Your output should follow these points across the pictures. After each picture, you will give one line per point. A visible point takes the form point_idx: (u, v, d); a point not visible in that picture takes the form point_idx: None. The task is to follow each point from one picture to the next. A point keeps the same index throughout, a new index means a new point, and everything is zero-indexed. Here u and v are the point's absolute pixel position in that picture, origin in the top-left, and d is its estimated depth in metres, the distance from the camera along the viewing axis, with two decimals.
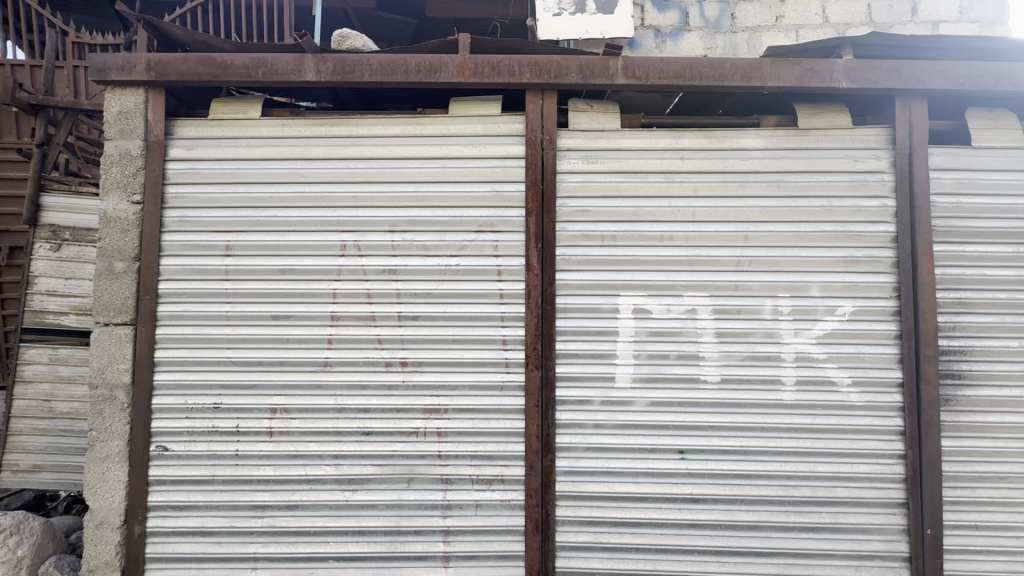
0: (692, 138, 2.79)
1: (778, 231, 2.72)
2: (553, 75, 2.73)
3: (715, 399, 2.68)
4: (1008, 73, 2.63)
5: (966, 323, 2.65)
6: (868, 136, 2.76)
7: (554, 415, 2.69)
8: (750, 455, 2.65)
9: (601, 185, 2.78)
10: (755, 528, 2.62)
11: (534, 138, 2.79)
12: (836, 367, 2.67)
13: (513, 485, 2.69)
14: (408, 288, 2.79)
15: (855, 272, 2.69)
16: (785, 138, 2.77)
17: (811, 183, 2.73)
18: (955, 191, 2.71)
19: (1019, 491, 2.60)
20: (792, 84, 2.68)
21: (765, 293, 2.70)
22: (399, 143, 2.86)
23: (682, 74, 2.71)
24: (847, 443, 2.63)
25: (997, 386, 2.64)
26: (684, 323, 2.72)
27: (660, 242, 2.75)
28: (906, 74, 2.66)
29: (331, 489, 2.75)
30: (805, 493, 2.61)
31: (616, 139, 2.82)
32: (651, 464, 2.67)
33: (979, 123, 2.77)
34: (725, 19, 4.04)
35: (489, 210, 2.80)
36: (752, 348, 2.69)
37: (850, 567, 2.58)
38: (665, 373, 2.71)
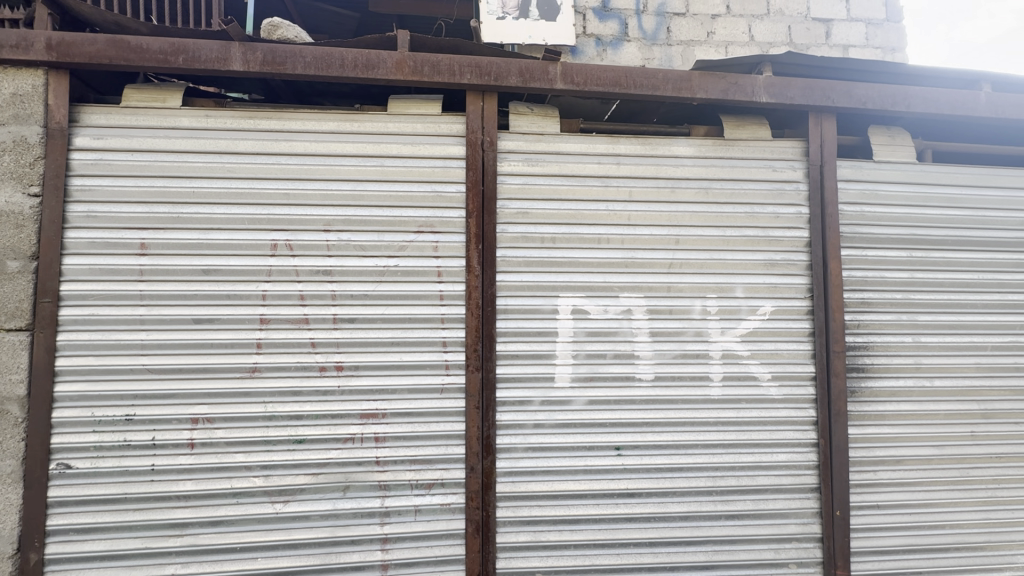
0: (628, 144, 2.89)
1: (706, 235, 2.87)
2: (493, 77, 2.73)
3: (650, 396, 2.79)
4: (903, 95, 2.92)
5: (869, 321, 2.91)
6: (784, 148, 2.97)
7: (494, 416, 2.69)
8: (681, 449, 2.77)
9: (541, 188, 2.82)
10: (685, 518, 2.74)
11: (474, 139, 2.78)
12: (758, 362, 2.85)
13: (453, 489, 2.67)
14: (344, 289, 2.70)
15: (774, 274, 2.89)
16: (712, 148, 2.93)
17: (735, 191, 2.91)
18: (859, 201, 2.97)
19: (913, 472, 2.88)
20: (718, 97, 2.83)
21: (695, 294, 2.84)
22: (334, 139, 2.76)
23: (618, 82, 2.80)
24: (768, 434, 2.81)
25: (894, 377, 2.91)
26: (620, 323, 2.81)
27: (598, 244, 2.82)
28: (818, 92, 2.88)
29: (260, 501, 2.60)
30: (730, 482, 2.77)
31: (555, 142, 2.87)
32: (589, 461, 2.73)
33: (879, 139, 3.06)
34: (661, 32, 4.36)
35: (429, 210, 2.77)
36: (683, 347, 2.82)
37: (771, 551, 2.75)
38: (602, 372, 2.78)
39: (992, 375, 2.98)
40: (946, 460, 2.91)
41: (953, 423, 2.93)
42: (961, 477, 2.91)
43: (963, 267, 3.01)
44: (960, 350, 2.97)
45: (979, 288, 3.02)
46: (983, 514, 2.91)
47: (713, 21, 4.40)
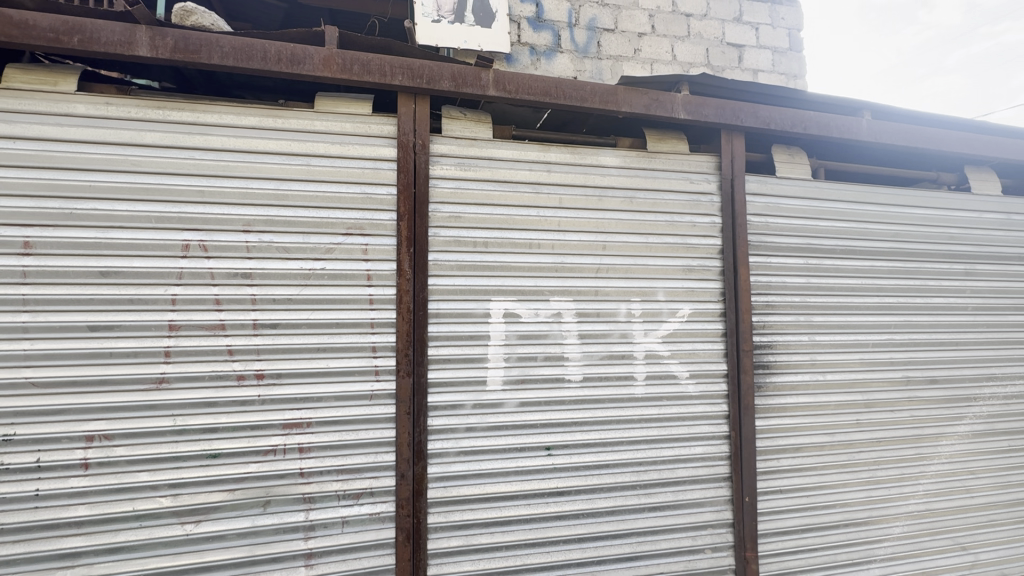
0: (558, 152, 2.98)
1: (631, 242, 3.02)
2: (425, 80, 2.72)
3: (579, 396, 2.89)
4: (801, 119, 3.24)
5: (773, 322, 3.20)
6: (700, 162, 3.19)
7: (425, 421, 2.66)
8: (608, 446, 2.89)
9: (473, 193, 2.85)
10: (612, 513, 2.85)
11: (406, 141, 2.75)
12: (677, 361, 3.03)
13: (382, 497, 2.61)
14: (265, 293, 2.56)
15: (691, 279, 3.09)
16: (637, 159, 3.09)
17: (657, 200, 3.09)
18: (764, 212, 3.26)
19: (809, 458, 3.19)
20: (641, 111, 2.99)
21: (620, 298, 2.98)
22: (255, 135, 2.62)
23: (548, 92, 2.88)
24: (686, 429, 3.00)
25: (794, 373, 3.21)
26: (550, 326, 2.89)
27: (529, 249, 2.89)
28: (729, 112, 3.13)
29: (168, 523, 2.40)
30: (652, 475, 2.93)
31: (488, 148, 2.90)
32: (520, 462, 2.77)
33: (781, 157, 3.39)
34: (592, 46, 4.67)
35: (358, 212, 2.70)
36: (609, 348, 2.95)
37: (688, 538, 2.93)
38: (533, 374, 2.84)
39: (873, 369, 3.37)
40: (836, 446, 3.25)
41: (842, 413, 3.29)
42: (848, 460, 3.26)
43: (850, 273, 3.38)
44: (847, 347, 3.34)
45: (862, 291, 3.40)
46: (866, 492, 3.29)
47: (640, 39, 4.79)
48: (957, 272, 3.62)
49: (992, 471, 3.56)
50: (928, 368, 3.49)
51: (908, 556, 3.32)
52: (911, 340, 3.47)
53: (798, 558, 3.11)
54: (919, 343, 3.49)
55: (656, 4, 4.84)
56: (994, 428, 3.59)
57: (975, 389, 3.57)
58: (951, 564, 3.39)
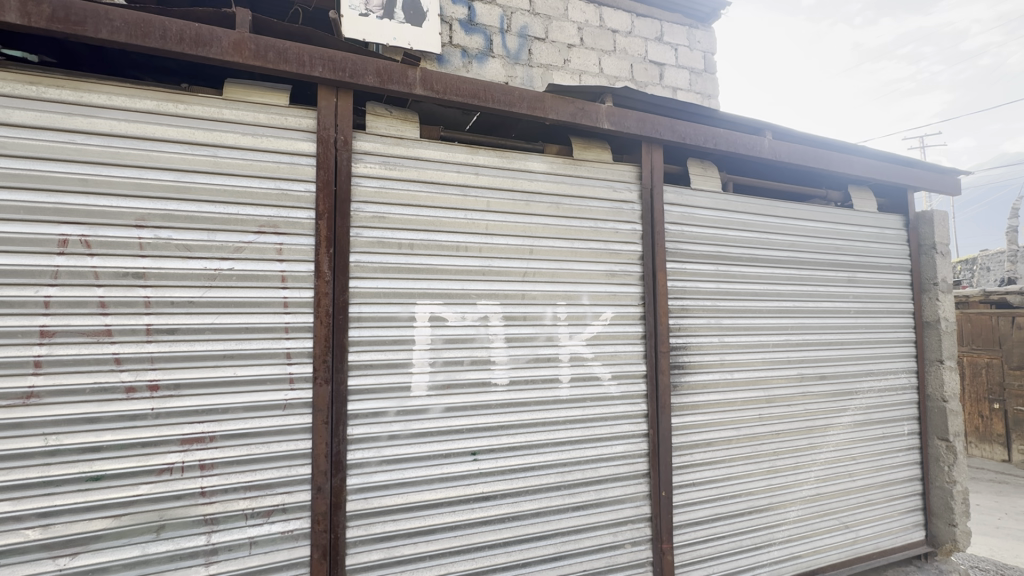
0: (486, 156, 2.97)
1: (557, 246, 3.08)
2: (348, 74, 2.60)
3: (505, 400, 2.89)
4: (712, 135, 3.47)
5: (687, 325, 3.40)
6: (623, 171, 3.32)
7: (345, 431, 2.54)
8: (533, 448, 2.91)
9: (399, 194, 2.77)
10: (537, 515, 2.88)
11: (326, 136, 2.62)
12: (600, 363, 3.13)
13: (296, 514, 2.45)
14: (162, 296, 2.32)
15: (614, 283, 3.21)
16: (563, 166, 3.16)
17: (582, 207, 3.17)
18: (680, 221, 3.46)
19: (718, 451, 3.42)
20: (567, 119, 3.06)
21: (546, 301, 3.02)
22: (152, 121, 2.37)
23: (477, 95, 2.86)
24: (608, 428, 3.10)
25: (706, 372, 3.43)
26: (477, 329, 2.86)
27: (455, 252, 2.85)
28: (649, 125, 3.28)
29: (36, 559, 2.09)
30: (576, 475, 2.99)
31: (414, 147, 2.83)
32: (446, 469, 2.72)
33: (695, 170, 3.61)
34: (523, 53, 5.03)
35: (272, 208, 2.53)
36: (535, 351, 2.98)
37: (610, 535, 3.03)
38: (459, 378, 2.80)
39: (773, 368, 3.68)
40: (742, 439, 3.51)
41: (747, 409, 3.56)
42: (752, 452, 3.54)
43: (754, 280, 3.68)
44: (752, 347, 3.62)
45: (764, 296, 3.71)
46: (767, 481, 3.57)
47: (569, 50, 5.25)
48: (842, 279, 4.05)
49: (870, 456, 4.01)
50: (819, 366, 3.87)
51: (802, 537, 3.65)
52: (805, 340, 3.83)
53: (709, 546, 3.31)
54: (812, 343, 3.87)
55: (584, 18, 5.32)
56: (871, 418, 4.04)
57: (857, 384, 4.02)
58: (836, 541, 3.77)
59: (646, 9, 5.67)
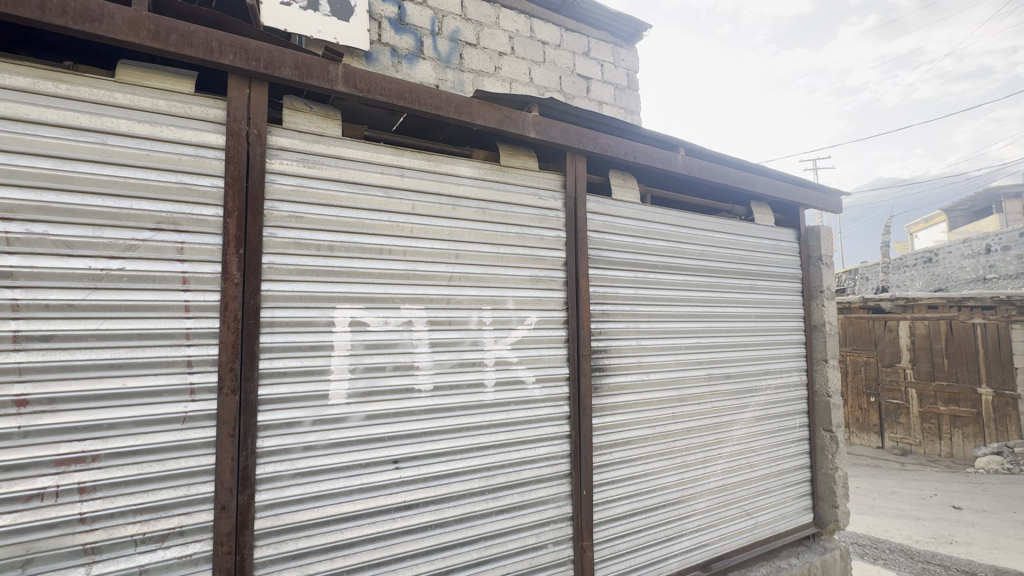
0: (412, 158, 2.93)
1: (484, 251, 3.10)
2: (262, 64, 2.46)
3: (428, 405, 2.84)
4: (631, 148, 3.66)
5: (607, 329, 3.55)
6: (549, 179, 3.41)
7: (254, 443, 2.38)
8: (457, 454, 2.90)
9: (317, 193, 2.65)
10: (460, 521, 2.86)
11: (237, 129, 2.45)
12: (525, 367, 3.18)
13: (196, 536, 2.26)
14: (35, 299, 2.05)
15: (539, 288, 3.28)
16: (490, 172, 3.18)
17: (508, 213, 3.22)
18: (602, 229, 3.61)
19: (636, 449, 3.59)
20: (494, 126, 3.09)
21: (472, 306, 3.02)
22: (25, 100, 2.10)
23: (402, 96, 2.81)
24: (532, 431, 3.15)
25: (624, 374, 3.60)
26: (400, 334, 2.80)
27: (378, 255, 2.78)
28: (574, 135, 3.40)
29: None
30: (500, 479, 3.01)
31: (336, 146, 2.72)
32: (366, 479, 2.63)
33: (616, 181, 3.80)
34: (454, 57, 5.12)
35: (172, 203, 2.32)
36: (460, 356, 2.96)
37: (532, 536, 3.07)
38: (380, 385, 2.72)
39: (685, 369, 3.94)
40: (657, 437, 3.72)
41: (662, 408, 3.77)
42: (666, 448, 3.75)
43: (669, 286, 3.92)
44: (666, 349, 3.85)
45: (678, 302, 3.96)
46: (679, 475, 3.80)
47: (500, 58, 5.41)
48: (745, 286, 4.42)
49: (768, 448, 4.40)
50: (725, 366, 4.19)
51: (710, 526, 3.92)
52: (712, 343, 4.14)
53: (626, 540, 3.46)
54: (719, 345, 4.18)
55: (515, 28, 5.52)
56: (769, 413, 4.44)
57: (757, 382, 4.39)
58: (739, 528, 4.10)
59: (575, 24, 5.94)
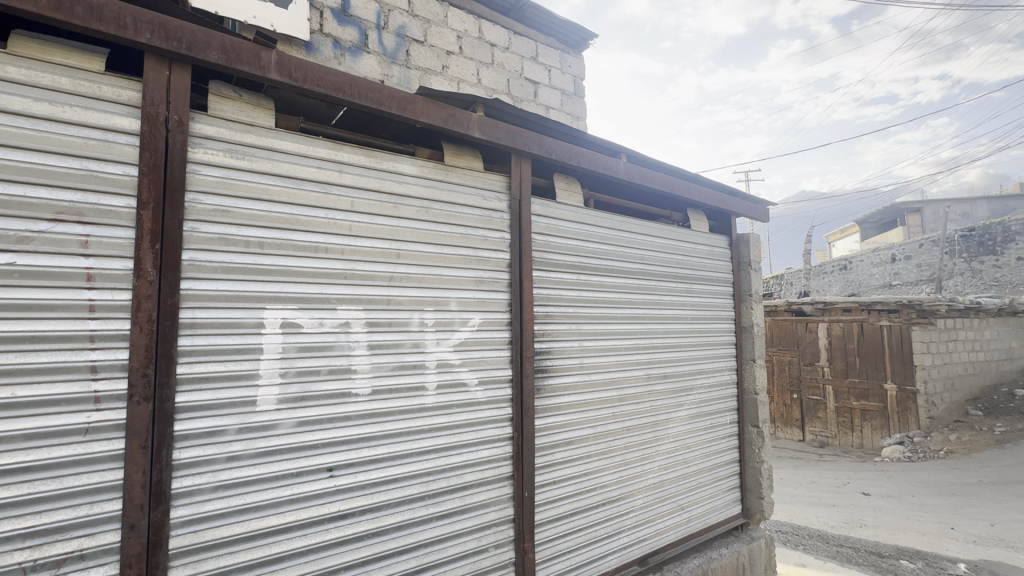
0: (351, 153, 2.81)
1: (426, 251, 3.03)
2: (185, 45, 2.27)
3: (365, 410, 2.74)
4: (575, 153, 3.72)
5: (550, 330, 3.58)
6: (494, 181, 3.39)
7: (169, 456, 2.19)
8: (396, 460, 2.81)
9: (246, 186, 2.49)
10: (399, 528, 2.78)
11: (154, 113, 2.25)
12: (468, 369, 3.14)
13: (98, 560, 2.05)
14: None
15: (482, 289, 3.25)
16: (433, 171, 3.12)
17: (452, 213, 3.17)
18: (546, 232, 3.64)
19: (577, 449, 3.64)
20: (438, 124, 3.04)
21: (413, 307, 2.95)
22: None
23: (342, 88, 2.70)
24: (474, 434, 3.12)
25: (567, 375, 3.64)
26: (337, 336, 2.68)
27: (314, 253, 2.65)
28: (519, 137, 3.40)
29: None
30: (441, 484, 2.96)
31: (268, 137, 2.57)
32: (297, 489, 2.50)
33: (560, 185, 3.84)
34: (400, 53, 5.03)
35: (76, 192, 2.11)
36: (400, 358, 2.88)
37: (474, 540, 3.04)
38: (314, 390, 2.59)
39: (626, 369, 4.05)
40: (598, 436, 3.80)
41: (602, 407, 3.85)
42: (606, 447, 3.83)
43: (610, 288, 4.01)
44: (607, 350, 3.94)
45: (619, 304, 4.07)
46: (618, 473, 3.90)
47: (448, 57, 5.36)
48: (681, 289, 4.61)
49: (702, 444, 4.60)
50: (662, 366, 4.35)
51: (647, 521, 4.05)
52: (651, 344, 4.28)
53: (567, 539, 3.50)
54: (656, 346, 4.33)
55: (463, 28, 5.48)
56: (702, 411, 4.65)
57: (692, 381, 4.59)
58: (674, 522, 4.26)
59: (523, 28, 5.99)
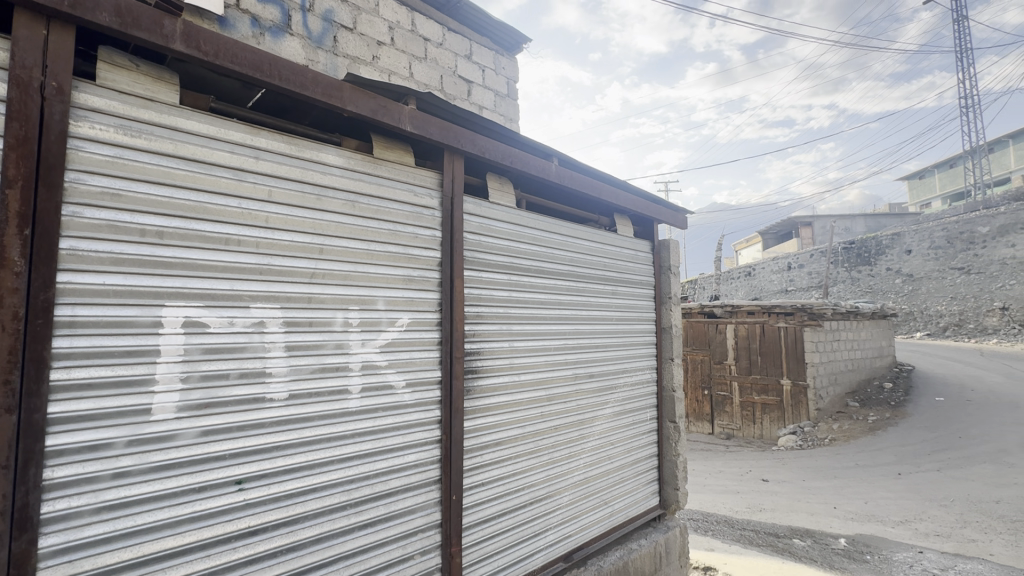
0: (269, 138, 2.60)
1: (352, 248, 2.88)
2: (68, 3, 1.98)
3: (281, 417, 2.54)
4: (508, 153, 3.72)
5: (481, 331, 3.54)
6: (425, 177, 3.29)
7: (37, 475, 1.90)
8: (316, 468, 2.64)
9: (143, 169, 2.22)
10: (317, 541, 2.62)
11: (26, 77, 1.94)
12: (395, 371, 3.01)
13: None
14: None
15: (411, 289, 3.13)
16: (361, 163, 2.97)
17: (380, 208, 3.04)
18: (478, 231, 3.60)
19: (506, 449, 3.63)
20: (367, 115, 2.89)
21: (337, 306, 2.78)
22: None
23: (259, 67, 2.48)
24: (400, 438, 3.00)
25: (496, 376, 3.63)
26: (249, 337, 2.46)
27: (224, 246, 2.41)
28: (452, 133, 3.33)
29: None
30: (364, 492, 2.82)
31: (170, 115, 2.30)
32: (200, 506, 2.27)
33: (492, 185, 3.82)
34: (327, 38, 4.78)
35: None
36: (321, 361, 2.70)
37: (399, 549, 2.94)
38: (221, 396, 2.36)
39: (554, 369, 4.12)
40: (527, 436, 3.82)
41: (531, 407, 3.88)
42: (534, 447, 3.87)
43: (540, 289, 4.06)
44: (537, 351, 3.98)
45: (548, 304, 4.13)
46: (545, 471, 3.95)
47: (379, 47, 5.17)
48: (607, 291, 4.78)
49: (624, 440, 4.80)
50: (588, 366, 4.48)
51: (572, 518, 4.14)
52: (578, 344, 4.39)
53: (494, 540, 3.48)
54: (584, 346, 4.45)
55: (396, 19, 5.31)
56: (625, 408, 4.85)
57: (616, 380, 4.77)
58: (598, 516, 4.39)
59: (458, 26, 5.92)
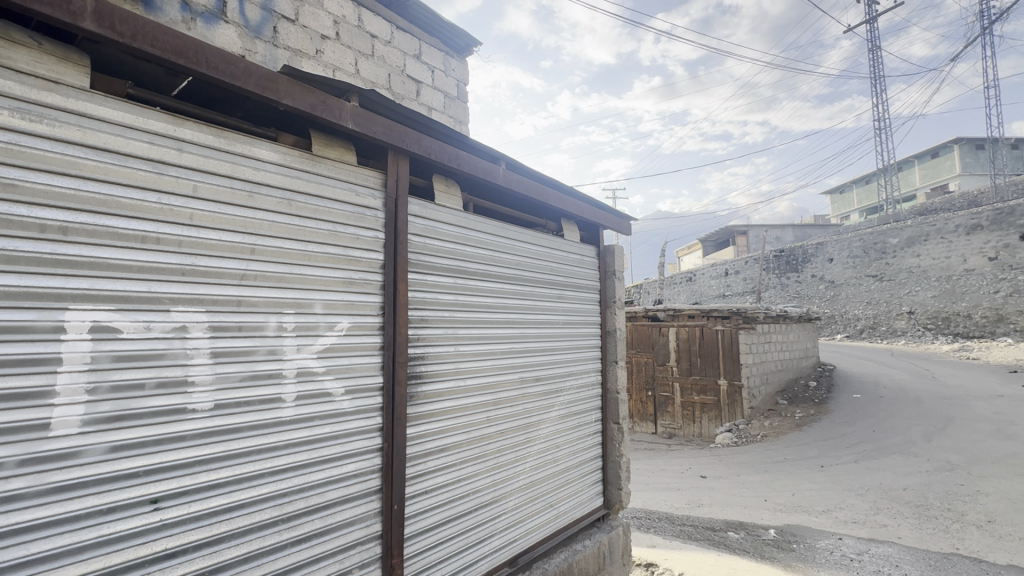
0: (195, 130, 2.42)
1: (287, 249, 2.73)
2: None
3: (205, 429, 2.36)
4: (455, 155, 3.67)
5: (425, 335, 3.47)
6: (368, 177, 3.19)
7: None
8: (244, 483, 2.48)
9: (45, 157, 2.02)
10: (245, 561, 2.46)
11: None
12: (333, 378, 2.88)
13: None
14: None
15: (352, 292, 3.02)
16: (298, 160, 2.84)
17: (318, 208, 2.91)
18: (423, 234, 3.53)
19: (451, 455, 3.57)
20: (304, 109, 2.76)
21: (269, 310, 2.62)
22: None
23: (183, 53, 2.31)
24: (339, 448, 2.88)
25: (441, 381, 3.56)
26: (169, 343, 2.28)
27: (140, 244, 2.22)
28: (397, 132, 3.24)
29: None
30: (297, 505, 2.68)
31: (78, 100, 2.11)
32: (108, 529, 2.07)
33: (438, 186, 3.77)
34: (266, 28, 4.56)
35: None
36: (251, 368, 2.54)
37: (335, 563, 2.81)
38: (135, 408, 2.17)
39: (500, 373, 4.10)
40: (473, 442, 3.77)
41: (477, 412, 3.84)
42: (480, 452, 3.82)
43: (486, 293, 4.03)
44: (482, 355, 3.95)
45: (494, 308, 4.11)
46: (491, 477, 3.91)
47: (323, 41, 4.99)
48: (554, 295, 4.83)
49: (570, 442, 4.85)
50: (535, 369, 4.49)
51: (518, 522, 4.13)
52: (525, 347, 4.40)
53: (438, 550, 3.40)
54: (530, 350, 4.46)
55: (341, 13, 5.15)
56: (571, 411, 4.91)
57: (562, 383, 4.82)
58: (544, 519, 4.41)
59: (407, 24, 5.82)
